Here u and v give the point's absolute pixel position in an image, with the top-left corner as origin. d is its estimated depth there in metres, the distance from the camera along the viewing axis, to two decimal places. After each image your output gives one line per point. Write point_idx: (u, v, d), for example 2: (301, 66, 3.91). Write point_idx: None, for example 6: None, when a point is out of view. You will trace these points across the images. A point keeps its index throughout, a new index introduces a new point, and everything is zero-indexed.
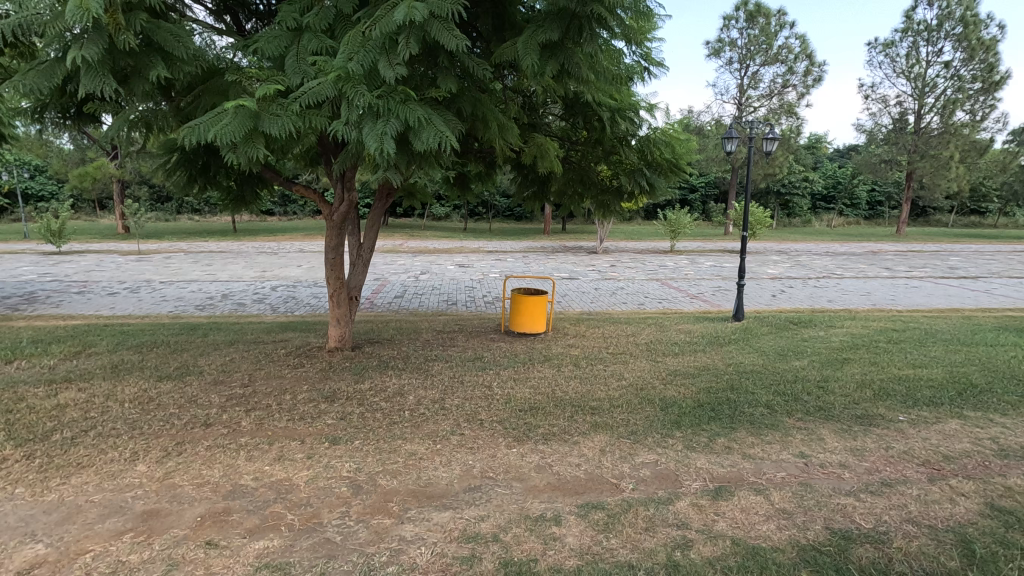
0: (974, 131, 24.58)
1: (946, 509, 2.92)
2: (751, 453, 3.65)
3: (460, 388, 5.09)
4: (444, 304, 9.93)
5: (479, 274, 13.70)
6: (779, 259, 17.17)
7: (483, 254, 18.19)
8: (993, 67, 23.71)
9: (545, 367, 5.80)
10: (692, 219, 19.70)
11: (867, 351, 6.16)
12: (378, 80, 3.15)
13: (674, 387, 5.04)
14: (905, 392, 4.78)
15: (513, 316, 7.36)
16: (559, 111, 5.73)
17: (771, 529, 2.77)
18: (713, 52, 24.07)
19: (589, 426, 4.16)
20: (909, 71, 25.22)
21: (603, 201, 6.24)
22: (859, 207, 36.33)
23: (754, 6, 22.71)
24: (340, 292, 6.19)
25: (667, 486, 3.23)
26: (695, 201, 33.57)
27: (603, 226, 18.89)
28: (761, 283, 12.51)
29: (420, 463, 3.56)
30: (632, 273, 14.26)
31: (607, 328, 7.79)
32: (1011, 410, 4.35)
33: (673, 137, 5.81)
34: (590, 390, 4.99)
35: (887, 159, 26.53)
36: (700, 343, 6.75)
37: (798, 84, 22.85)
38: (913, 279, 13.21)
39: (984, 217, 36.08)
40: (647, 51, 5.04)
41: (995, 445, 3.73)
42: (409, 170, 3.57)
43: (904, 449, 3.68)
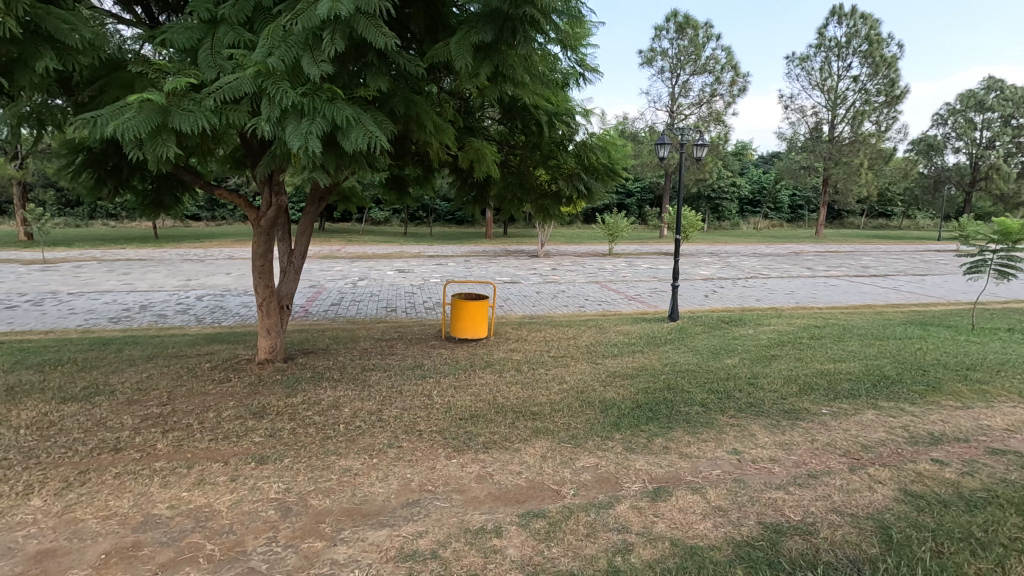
0: (880, 141, 26.66)
1: (866, 498, 3.07)
2: (687, 452, 3.72)
3: (398, 398, 4.94)
4: (384, 311, 9.68)
5: (419, 279, 13.48)
6: (709, 261, 17.88)
7: (424, 259, 17.94)
8: (894, 82, 25.84)
9: (486, 373, 5.72)
10: (629, 222, 20.28)
11: (792, 347, 6.48)
12: (303, 77, 2.98)
13: (613, 389, 5.10)
14: (827, 385, 5.06)
15: (454, 322, 7.23)
16: (496, 115, 5.72)
17: (707, 528, 2.82)
18: (646, 61, 24.92)
19: (531, 431, 4.12)
20: (823, 84, 27.11)
21: (542, 206, 6.25)
22: (782, 211, 38.63)
23: (683, 18, 23.65)
24: (270, 300, 5.87)
25: (607, 489, 3.24)
26: (632, 205, 34.65)
27: (543, 229, 19.09)
28: (695, 284, 13.02)
29: (355, 479, 3.39)
30: (572, 276, 14.46)
31: (548, 331, 7.82)
32: (919, 399, 4.68)
33: (609, 143, 5.92)
34: (532, 395, 4.97)
35: (806, 166, 28.33)
36: (638, 344, 6.88)
37: (725, 93, 24.01)
38: (830, 278, 14.14)
39: (890, 219, 39.26)
40: (582, 57, 5.10)
41: (906, 433, 3.99)
42: (339, 172, 3.41)
43: (827, 441, 3.86)
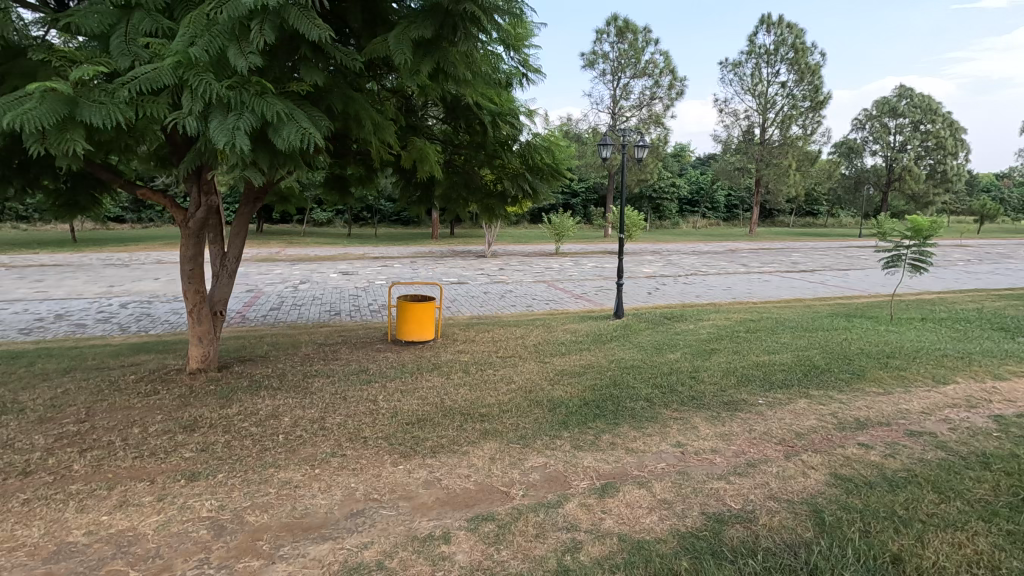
0: (806, 144, 28.25)
1: (800, 483, 3.21)
2: (633, 447, 3.78)
3: (342, 405, 4.77)
4: (327, 314, 9.38)
5: (364, 281, 13.14)
6: (652, 259, 18.36)
7: (368, 260, 17.55)
8: (818, 88, 27.45)
9: (433, 376, 5.62)
10: (575, 222, 20.56)
11: (730, 341, 6.74)
12: (229, 70, 2.82)
13: (561, 387, 5.12)
14: (763, 376, 5.28)
15: (400, 325, 7.07)
16: (439, 114, 5.65)
17: (653, 521, 2.86)
18: (587, 64, 25.36)
19: (479, 433, 4.08)
20: (753, 89, 28.47)
21: (488, 205, 6.17)
22: (718, 210, 40.30)
23: (623, 23, 24.20)
24: (201, 307, 5.54)
25: (556, 489, 3.24)
26: (577, 206, 35.24)
27: (490, 230, 19.06)
28: (638, 282, 13.35)
29: (295, 492, 3.24)
30: (519, 275, 14.53)
31: (496, 331, 7.78)
32: (846, 387, 4.97)
33: (553, 143, 5.95)
34: (480, 396, 4.92)
35: (740, 167, 29.65)
36: (584, 342, 6.96)
37: (664, 96, 24.77)
38: (764, 274, 14.85)
39: (816, 218, 41.70)
40: (525, 58, 5.15)
41: (835, 420, 4.21)
42: (272, 170, 3.25)
43: (764, 430, 4.03)
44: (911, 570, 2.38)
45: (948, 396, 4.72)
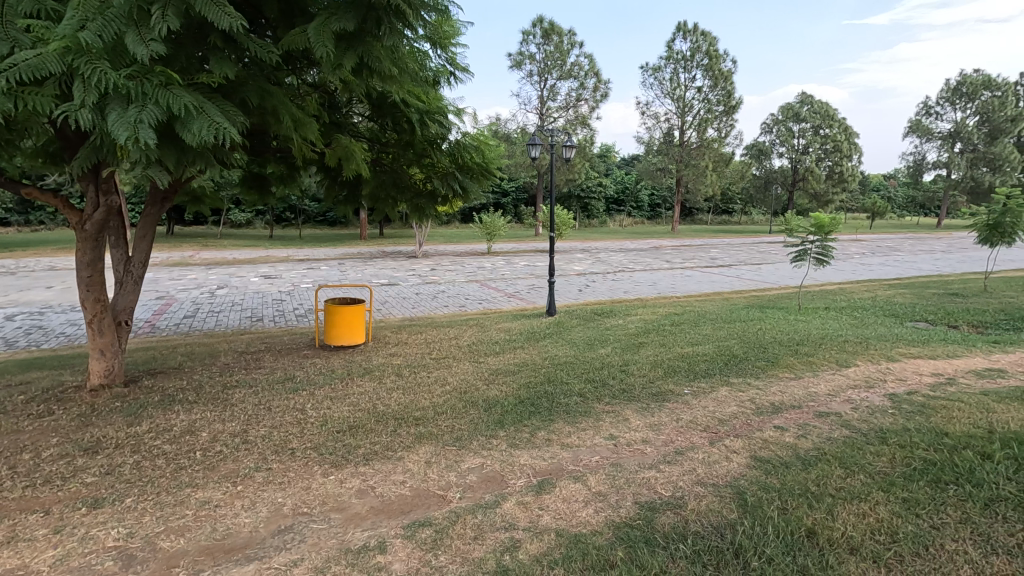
0: (721, 146, 29.95)
1: (724, 467, 3.39)
2: (568, 442, 3.84)
3: (266, 415, 4.52)
4: (248, 321, 8.88)
5: (288, 285, 12.56)
6: (582, 257, 18.80)
7: (292, 263, 16.80)
8: (730, 94, 29.14)
9: (365, 381, 5.45)
10: (505, 221, 20.66)
11: (656, 334, 7.00)
12: (128, 58, 2.58)
13: (496, 387, 5.12)
14: (687, 367, 5.53)
15: (329, 329, 6.81)
16: (365, 110, 5.48)
17: (590, 514, 2.91)
18: (514, 64, 25.55)
19: (414, 437, 3.99)
20: (672, 93, 29.81)
21: (418, 205, 6.07)
22: (643, 209, 41.90)
23: (548, 24, 24.57)
24: (103, 317, 5.06)
25: (493, 489, 3.23)
26: (507, 205, 35.46)
27: (421, 230, 18.78)
28: (569, 279, 13.61)
29: (216, 512, 3.03)
30: (452, 275, 14.42)
31: (429, 333, 7.66)
32: (762, 374, 5.30)
33: (483, 142, 5.91)
34: (413, 400, 4.82)
35: (662, 168, 30.96)
36: (518, 340, 7.00)
37: (589, 98, 25.41)
38: (686, 269, 15.58)
39: (732, 216, 44.30)
40: (453, 56, 5.13)
41: (753, 405, 4.48)
42: (180, 168, 3.02)
43: (690, 419, 4.21)
44: (824, 541, 2.55)
45: (850, 378, 5.15)
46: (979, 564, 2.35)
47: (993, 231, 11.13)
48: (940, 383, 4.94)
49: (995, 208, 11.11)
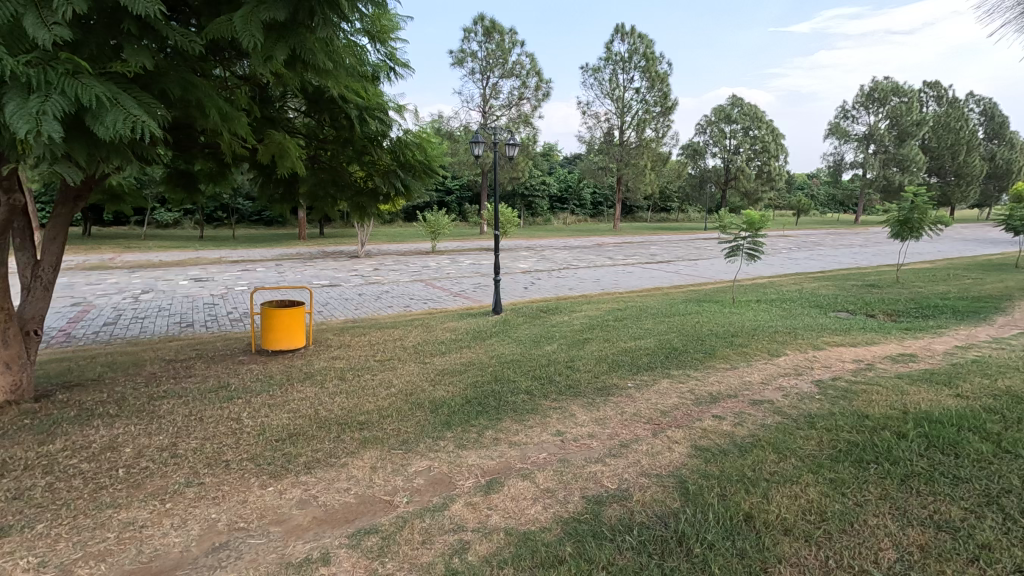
0: (659, 145, 30.92)
1: (667, 458, 3.48)
2: (516, 441, 3.84)
3: (198, 427, 4.26)
4: (177, 327, 8.37)
5: (221, 288, 11.94)
6: (526, 255, 18.93)
7: (225, 265, 16.01)
8: (667, 95, 30.14)
9: (305, 386, 5.25)
10: (450, 219, 20.50)
11: (600, 330, 7.14)
12: (28, 43, 2.34)
13: (442, 387, 5.05)
14: (630, 361, 5.67)
15: (266, 333, 6.52)
16: (300, 105, 5.26)
17: (538, 511, 2.92)
18: (456, 61, 25.36)
19: (358, 443, 3.88)
20: (612, 94, 30.49)
21: (359, 204, 5.92)
22: (585, 207, 42.69)
23: (490, 23, 24.53)
24: (9, 327, 4.62)
25: (441, 491, 3.18)
26: (451, 203, 35.22)
27: (363, 229, 18.32)
28: (515, 277, 13.66)
29: (141, 533, 2.83)
30: (396, 275, 14.16)
31: (373, 334, 7.48)
32: (700, 365, 5.51)
33: (425, 140, 5.81)
34: (357, 404, 4.69)
35: (603, 166, 31.62)
36: (464, 339, 6.96)
37: (531, 97, 25.59)
38: (627, 265, 15.99)
39: (670, 213, 45.87)
40: (392, 51, 5.09)
41: (693, 396, 4.64)
42: (92, 164, 2.79)
43: (634, 411, 4.31)
44: (760, 524, 2.67)
45: (780, 367, 5.43)
46: (898, 536, 2.52)
47: (903, 226, 12.04)
48: (861, 369, 5.29)
49: (904, 205, 12.04)
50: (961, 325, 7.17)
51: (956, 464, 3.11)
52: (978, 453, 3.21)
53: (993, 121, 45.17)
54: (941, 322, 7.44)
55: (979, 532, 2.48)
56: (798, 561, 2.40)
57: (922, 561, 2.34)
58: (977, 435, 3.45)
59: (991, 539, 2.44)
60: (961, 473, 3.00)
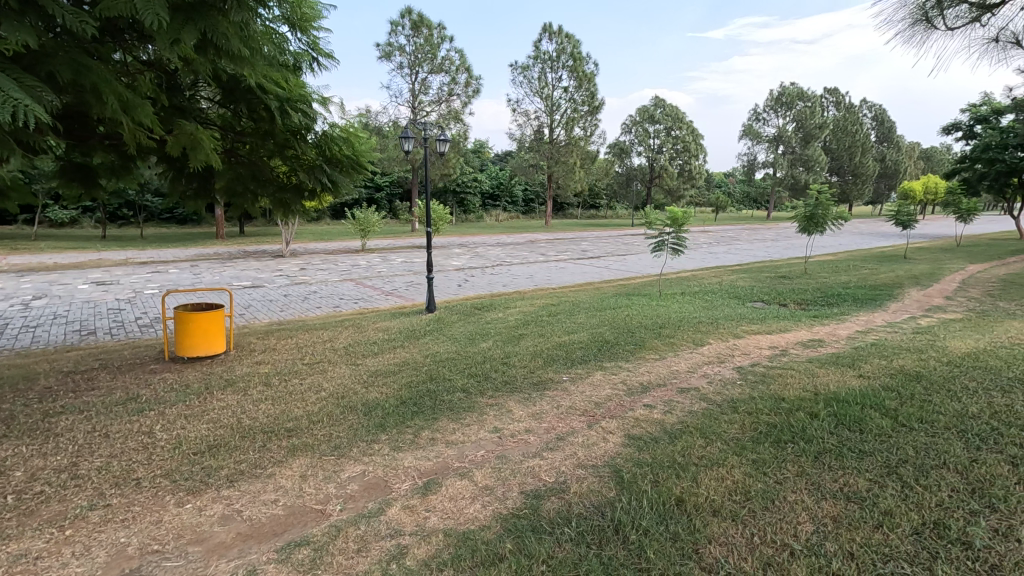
0: (587, 144, 31.65)
1: (602, 448, 3.56)
2: (452, 439, 3.80)
3: (104, 444, 3.90)
4: (77, 335, 7.64)
5: (127, 291, 11.02)
6: (459, 252, 18.81)
7: (132, 267, 14.80)
8: (593, 95, 30.91)
9: (226, 393, 4.94)
10: (380, 217, 19.99)
11: (535, 325, 7.22)
12: None
13: (375, 389, 4.91)
14: (565, 355, 5.76)
15: (181, 340, 6.07)
16: (214, 94, 4.91)
17: (477, 509, 2.90)
18: (383, 54, 24.74)
19: (286, 450, 3.69)
20: (541, 92, 30.87)
21: (282, 200, 5.63)
22: (517, 204, 43.01)
23: (417, 17, 24.10)
24: None
25: (376, 496, 3.08)
26: (381, 200, 34.41)
27: (287, 227, 17.51)
28: (448, 274, 13.54)
29: (36, 566, 2.54)
30: (324, 275, 13.66)
31: (300, 337, 7.16)
32: (631, 357, 5.68)
33: (352, 134, 5.60)
34: (285, 410, 4.46)
35: (533, 164, 31.97)
36: (398, 339, 6.81)
37: (461, 93, 25.43)
38: (559, 261, 16.27)
39: (598, 210, 47.12)
40: (315, 40, 4.95)
41: (625, 387, 4.77)
42: None
43: (569, 404, 4.38)
44: (690, 507, 2.78)
45: (704, 355, 5.71)
46: (813, 509, 2.70)
47: (809, 222, 12.99)
48: (776, 355, 5.66)
49: (810, 202, 13.00)
50: (860, 312, 7.83)
51: (860, 439, 3.38)
52: (879, 428, 3.51)
53: (883, 126, 49.54)
54: (843, 309, 8.10)
55: (882, 500, 2.71)
56: (726, 540, 2.52)
57: (834, 530, 2.53)
58: (877, 412, 3.78)
59: (892, 506, 2.67)
60: (865, 448, 3.26)
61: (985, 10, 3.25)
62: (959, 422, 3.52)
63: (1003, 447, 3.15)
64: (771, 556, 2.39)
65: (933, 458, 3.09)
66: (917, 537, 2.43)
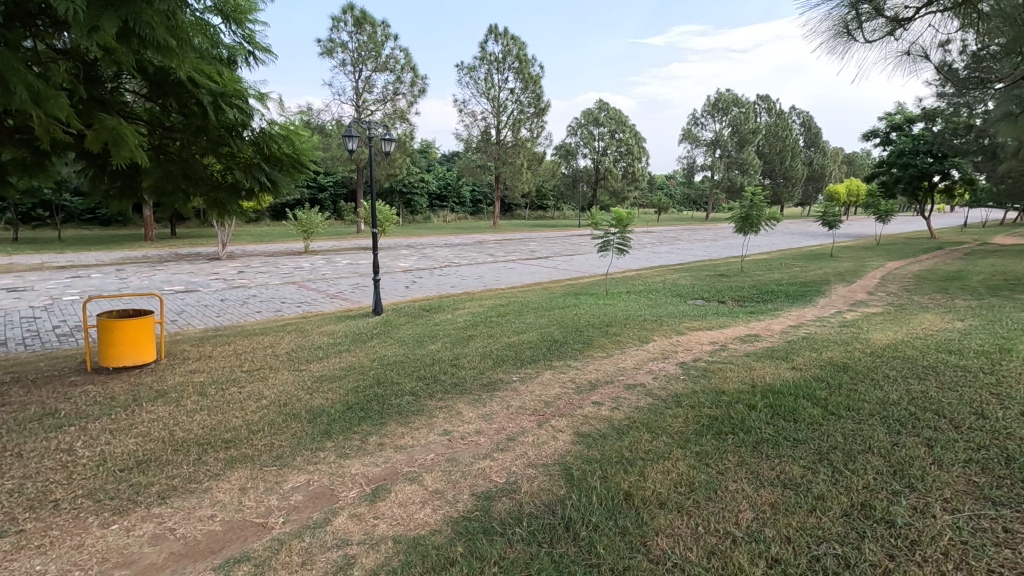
0: (533, 145, 31.92)
1: (552, 447, 3.58)
2: (402, 444, 3.73)
3: (17, 464, 3.59)
4: None
5: (44, 298, 10.20)
6: (406, 253, 18.54)
7: (50, 271, 13.73)
8: (539, 97, 31.22)
9: (158, 405, 4.65)
10: (323, 218, 19.42)
11: (484, 326, 7.20)
12: None
13: (320, 395, 4.75)
14: (514, 355, 5.77)
15: (106, 349, 5.67)
16: (139, 87, 4.61)
17: (428, 514, 2.85)
18: (325, 51, 24.06)
19: (224, 463, 3.52)
20: (488, 93, 30.89)
21: (217, 200, 5.36)
22: (465, 205, 42.87)
23: (360, 13, 23.59)
24: None
25: (322, 506, 2.98)
26: (325, 200, 33.46)
27: (224, 228, 16.73)
28: (395, 276, 13.31)
29: None
30: (264, 278, 13.13)
31: (239, 343, 6.84)
32: (579, 355, 5.76)
33: (292, 132, 5.40)
34: (222, 420, 4.25)
35: (481, 165, 31.93)
36: (343, 343, 6.63)
37: (407, 92, 25.08)
38: (508, 262, 16.32)
39: (546, 211, 47.63)
40: (251, 34, 4.78)
41: (573, 385, 4.83)
42: None
43: (519, 404, 4.39)
44: (638, 501, 2.84)
45: (649, 352, 5.86)
46: (753, 497, 2.82)
47: (745, 222, 13.61)
48: (716, 350, 5.89)
49: (745, 203, 13.61)
50: (793, 308, 8.27)
51: (795, 428, 3.56)
52: (811, 417, 3.71)
53: (811, 132, 52.48)
54: (777, 305, 8.52)
55: (816, 485, 2.86)
56: (671, 532, 2.58)
57: (773, 517, 2.64)
58: (809, 402, 3.99)
59: (824, 490, 2.82)
60: (799, 436, 3.44)
61: (898, 25, 3.48)
62: (882, 409, 3.77)
63: (919, 431, 3.40)
64: (715, 544, 2.47)
65: (860, 444, 3.29)
66: (846, 519, 2.58)
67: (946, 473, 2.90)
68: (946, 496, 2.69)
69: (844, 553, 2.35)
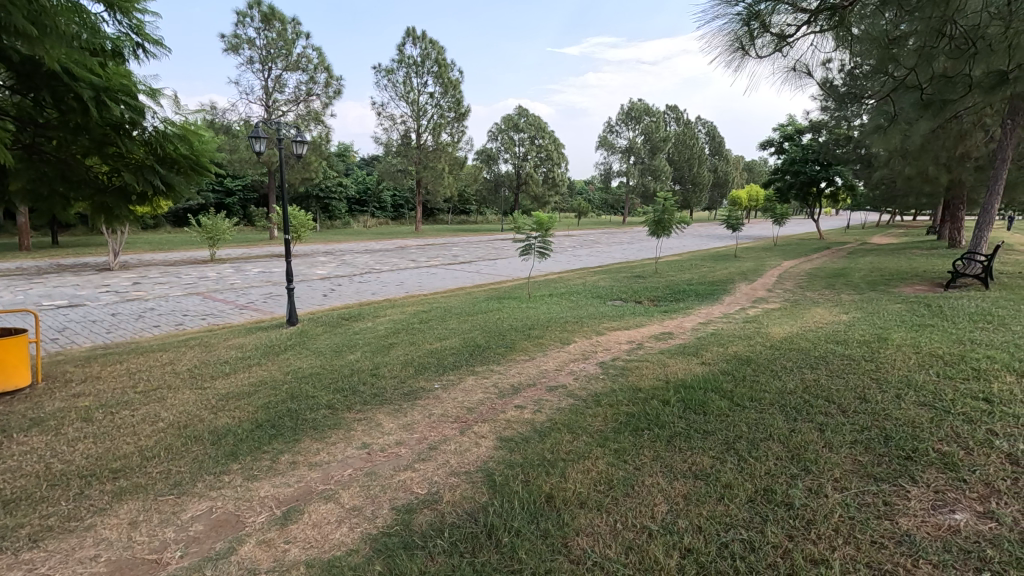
0: (455, 150, 31.84)
1: (474, 454, 3.54)
2: (316, 461, 3.54)
3: None
4: None
5: None
6: (325, 260, 17.84)
7: None
8: (459, 102, 31.18)
9: (32, 435, 4.13)
10: (231, 223, 18.26)
11: (405, 333, 7.03)
12: None
13: (226, 414, 4.41)
14: (436, 362, 5.68)
15: None
16: (5, 78, 4.10)
17: (344, 533, 2.72)
18: (230, 47, 22.71)
19: (112, 495, 3.17)
20: (406, 96, 30.44)
21: (103, 204, 4.84)
22: (386, 209, 41.97)
23: (267, 9, 22.44)
24: None
25: (226, 534, 2.76)
26: (233, 205, 31.53)
27: (116, 236, 15.33)
28: (312, 284, 12.76)
29: None
30: (164, 289, 12.14)
31: (132, 361, 6.24)
32: (502, 359, 5.76)
33: (190, 131, 4.99)
34: (112, 447, 3.84)
35: (401, 169, 31.38)
36: (254, 356, 6.23)
37: (321, 94, 24.19)
38: (430, 267, 16.11)
39: (469, 216, 47.64)
40: (140, 24, 4.43)
41: (496, 390, 4.81)
42: None
43: (441, 412, 4.31)
44: (560, 502, 2.86)
45: (570, 353, 5.97)
46: (667, 489, 2.93)
47: (658, 225, 14.26)
48: (633, 348, 6.11)
49: (658, 208, 14.26)
50: (702, 306, 8.74)
51: (704, 421, 3.74)
52: (719, 409, 3.91)
53: (716, 141, 56.03)
54: (689, 304, 8.99)
55: (723, 475, 3.01)
56: (591, 531, 2.62)
57: (685, 508, 2.74)
58: (717, 395, 4.22)
59: (731, 479, 2.97)
60: (708, 428, 3.62)
61: (784, 42, 3.76)
62: (780, 398, 4.06)
63: (812, 417, 3.68)
64: (633, 540, 2.53)
65: (761, 432, 3.51)
66: (751, 505, 2.73)
67: (835, 455, 3.16)
68: (836, 476, 2.93)
69: (749, 538, 2.48)
